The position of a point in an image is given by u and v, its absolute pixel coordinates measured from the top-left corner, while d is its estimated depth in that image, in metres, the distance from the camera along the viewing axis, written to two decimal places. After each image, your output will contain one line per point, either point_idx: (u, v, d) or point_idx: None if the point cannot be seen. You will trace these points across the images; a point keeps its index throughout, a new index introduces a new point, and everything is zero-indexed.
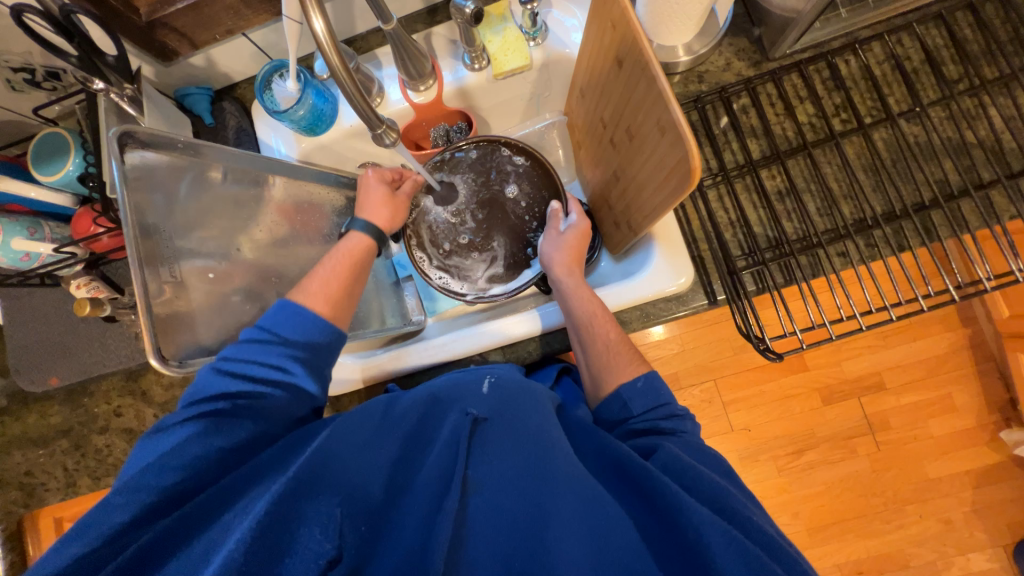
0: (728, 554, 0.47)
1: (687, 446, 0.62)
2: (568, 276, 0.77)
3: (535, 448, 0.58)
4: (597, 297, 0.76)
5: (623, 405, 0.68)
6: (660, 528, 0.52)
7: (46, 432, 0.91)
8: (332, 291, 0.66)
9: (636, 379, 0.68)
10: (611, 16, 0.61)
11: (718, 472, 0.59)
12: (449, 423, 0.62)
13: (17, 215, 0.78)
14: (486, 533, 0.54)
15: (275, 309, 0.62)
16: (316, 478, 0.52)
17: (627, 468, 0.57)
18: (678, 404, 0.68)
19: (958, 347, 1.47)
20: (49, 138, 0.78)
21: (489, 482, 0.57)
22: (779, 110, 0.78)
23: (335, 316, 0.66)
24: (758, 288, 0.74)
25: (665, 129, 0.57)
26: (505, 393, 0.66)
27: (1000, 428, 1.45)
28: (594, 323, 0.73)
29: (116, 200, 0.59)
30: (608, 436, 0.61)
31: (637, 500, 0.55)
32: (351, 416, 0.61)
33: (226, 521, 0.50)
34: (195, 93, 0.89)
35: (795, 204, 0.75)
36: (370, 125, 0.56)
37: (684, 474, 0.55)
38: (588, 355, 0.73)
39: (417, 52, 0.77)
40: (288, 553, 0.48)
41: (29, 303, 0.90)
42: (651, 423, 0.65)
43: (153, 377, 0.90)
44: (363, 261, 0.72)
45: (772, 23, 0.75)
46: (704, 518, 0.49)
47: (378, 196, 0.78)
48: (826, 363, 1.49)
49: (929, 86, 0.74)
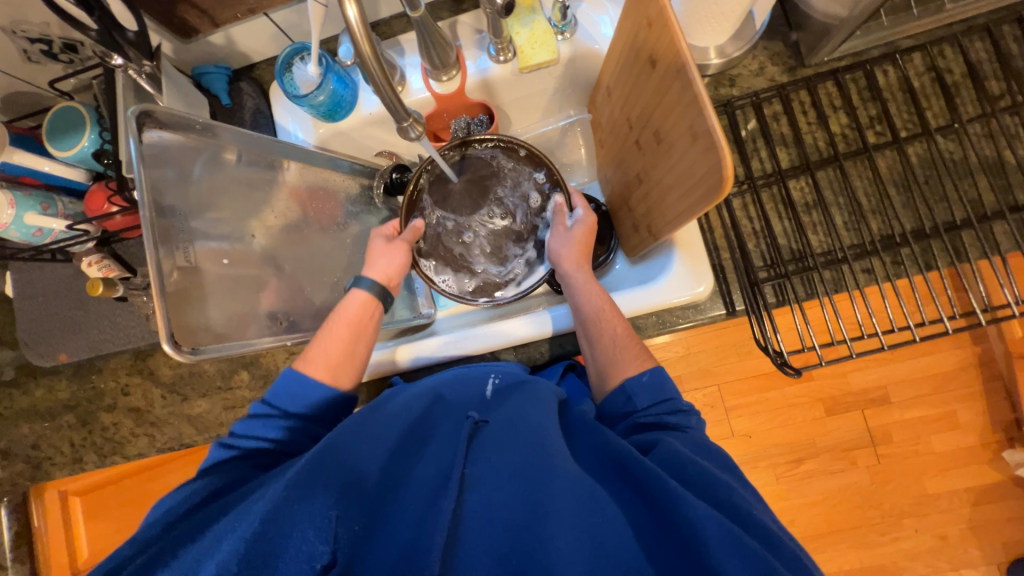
0: (729, 552, 0.45)
1: (690, 442, 0.61)
2: (577, 271, 0.76)
3: (533, 445, 0.57)
4: (606, 294, 0.75)
5: (628, 399, 0.67)
6: (656, 525, 0.50)
7: (53, 407, 0.92)
8: (332, 357, 0.69)
9: (642, 374, 0.67)
10: (647, 13, 0.59)
11: (722, 469, 0.58)
12: (450, 425, 0.64)
13: (31, 189, 0.78)
14: (481, 529, 0.52)
15: (279, 381, 0.66)
16: (315, 474, 0.52)
17: (626, 466, 0.54)
18: (683, 400, 0.67)
19: (966, 364, 1.45)
20: (64, 112, 0.77)
21: (486, 479, 0.56)
22: (811, 119, 0.75)
23: (335, 378, 0.68)
24: (778, 300, 0.73)
25: (698, 136, 0.56)
26: (502, 397, 0.69)
27: (1003, 448, 1.45)
28: (603, 320, 0.72)
29: (133, 178, 0.58)
30: (605, 430, 0.60)
31: (637, 499, 0.52)
32: (358, 415, 0.62)
33: (216, 532, 0.49)
34: (213, 72, 0.86)
35: (822, 216, 0.73)
36: (397, 117, 0.54)
37: (685, 469, 0.53)
38: (594, 350, 0.72)
39: (443, 41, 0.75)
40: (283, 555, 0.47)
41: (39, 277, 0.89)
42: (656, 418, 0.64)
43: (161, 357, 0.90)
44: (364, 319, 0.72)
45: (812, 28, 0.72)
46: (702, 512, 0.47)
47: (381, 249, 0.78)
48: (832, 374, 1.48)
49: (970, 101, 0.72)
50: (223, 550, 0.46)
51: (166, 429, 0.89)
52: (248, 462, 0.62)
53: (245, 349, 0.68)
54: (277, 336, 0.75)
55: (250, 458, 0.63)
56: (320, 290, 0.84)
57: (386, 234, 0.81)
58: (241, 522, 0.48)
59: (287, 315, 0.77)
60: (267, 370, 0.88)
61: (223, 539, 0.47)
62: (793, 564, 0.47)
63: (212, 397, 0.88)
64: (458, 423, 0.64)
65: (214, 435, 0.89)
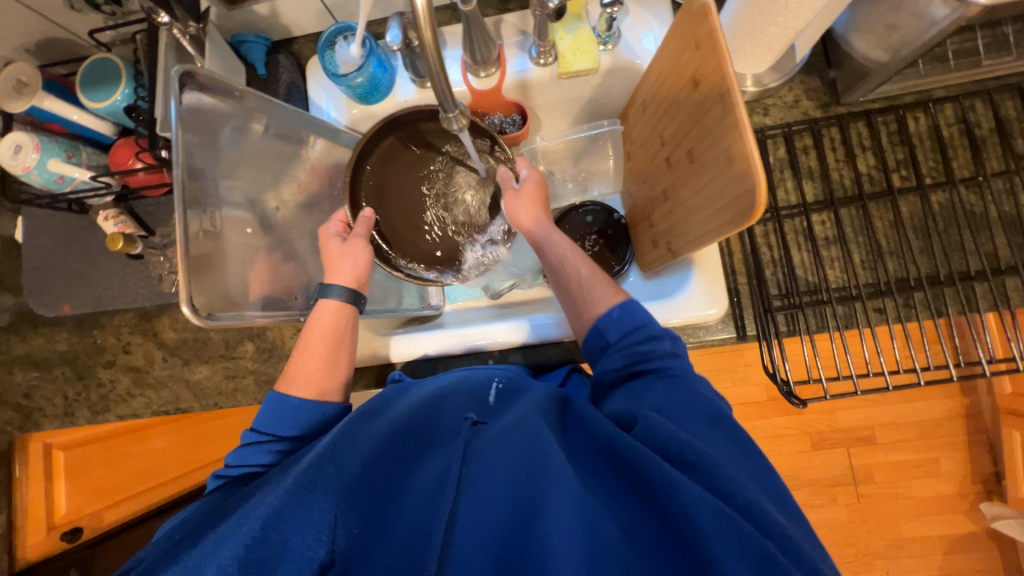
0: (721, 535, 0.44)
1: (676, 389, 0.58)
2: (538, 225, 0.75)
3: (526, 439, 0.56)
4: (567, 238, 0.75)
5: (601, 334, 0.65)
6: (652, 515, 0.49)
7: (49, 358, 0.91)
8: (313, 374, 0.67)
9: (612, 309, 0.66)
10: (696, 34, 0.60)
11: (718, 436, 0.53)
12: (448, 425, 0.64)
13: (56, 137, 0.78)
14: (474, 526, 0.50)
15: (265, 406, 0.65)
16: (314, 477, 0.51)
17: (617, 451, 0.52)
18: (657, 323, 0.64)
19: (953, 414, 1.47)
20: (100, 63, 0.76)
21: (481, 477, 0.54)
22: (840, 156, 0.77)
23: (321, 395, 0.67)
24: (788, 329, 0.75)
25: (733, 159, 0.56)
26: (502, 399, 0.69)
27: (980, 499, 1.47)
28: (568, 262, 0.72)
29: (170, 138, 0.58)
30: (593, 414, 0.59)
31: (635, 491, 0.51)
32: (355, 418, 0.61)
33: (220, 533, 0.49)
34: (252, 42, 0.86)
35: (840, 252, 0.74)
36: (445, 106, 0.54)
37: (671, 446, 0.51)
38: (568, 296, 0.71)
39: (486, 37, 0.75)
40: (282, 560, 0.47)
41: (51, 226, 0.88)
42: (631, 351, 0.63)
43: (167, 320, 0.89)
44: (335, 330, 0.70)
45: (850, 68, 0.74)
46: (694, 496, 0.46)
47: (339, 250, 0.74)
48: (822, 410, 1.49)
49: (995, 156, 0.73)
50: (224, 554, 0.46)
51: (163, 392, 0.88)
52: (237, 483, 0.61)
53: (240, 322, 0.62)
54: (291, 313, 0.72)
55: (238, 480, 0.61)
56: None
57: (338, 233, 0.77)
58: (243, 524, 0.49)
59: (302, 291, 0.77)
60: (273, 344, 0.87)
61: (227, 541, 0.47)
62: (793, 542, 0.45)
63: (213, 364, 0.88)
64: (454, 423, 0.64)
65: (211, 403, 0.88)
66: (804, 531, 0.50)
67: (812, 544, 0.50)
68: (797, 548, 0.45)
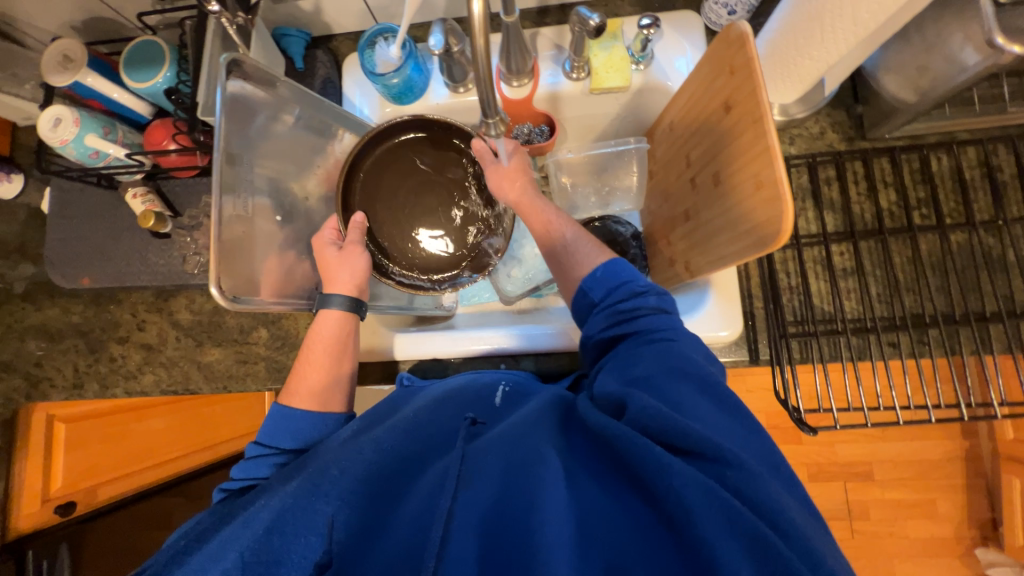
0: (715, 523, 0.42)
1: (671, 361, 0.55)
2: (523, 195, 0.75)
3: (517, 434, 0.55)
4: (553, 206, 0.74)
5: (585, 296, 0.63)
6: (648, 506, 0.46)
7: (64, 329, 0.91)
8: (314, 384, 0.68)
9: (595, 268, 0.64)
10: (732, 61, 0.61)
11: (712, 412, 0.51)
12: (449, 421, 0.63)
13: (95, 113, 0.79)
14: (464, 517, 0.47)
15: (268, 420, 0.65)
16: (317, 482, 0.54)
17: (606, 438, 0.50)
18: (643, 281, 0.61)
19: (953, 456, 1.46)
20: (146, 45, 0.78)
21: (472, 467, 0.52)
22: (861, 190, 0.78)
23: (323, 406, 0.67)
24: (801, 356, 0.75)
25: (761, 185, 0.57)
26: (508, 401, 0.68)
27: (975, 545, 1.46)
28: (553, 228, 0.72)
29: (213, 125, 0.59)
30: (583, 401, 0.56)
31: (627, 483, 0.48)
32: (359, 426, 0.63)
33: (226, 534, 0.51)
34: (293, 36, 0.88)
35: (857, 284, 0.75)
36: (487, 113, 0.55)
37: (658, 428, 0.48)
38: (557, 257, 0.70)
39: (523, 48, 0.77)
40: (285, 560, 0.48)
41: (79, 199, 0.89)
42: (614, 318, 0.60)
43: (184, 300, 0.90)
44: (332, 336, 0.69)
45: (879, 105, 0.75)
46: (683, 476, 0.44)
47: (336, 260, 0.71)
48: (822, 442, 1.48)
49: (1016, 201, 0.74)
50: (229, 556, 0.48)
51: (173, 372, 0.89)
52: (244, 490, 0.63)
53: (258, 307, 0.63)
54: (309, 297, 0.74)
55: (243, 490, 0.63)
56: None
57: (333, 241, 0.74)
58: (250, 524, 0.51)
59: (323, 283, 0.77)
60: (287, 332, 0.88)
61: (235, 542, 0.49)
62: (786, 512, 0.43)
63: (226, 348, 0.88)
64: (454, 421, 0.63)
65: (220, 386, 0.88)
66: (800, 494, 0.49)
67: (808, 507, 0.49)
68: (788, 516, 0.43)
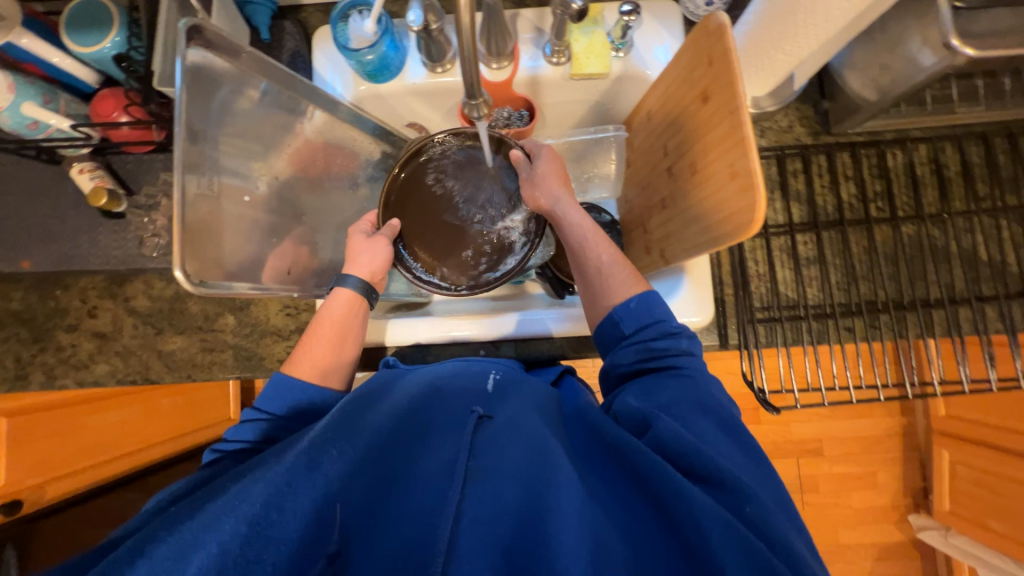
0: (730, 548, 0.45)
1: (690, 391, 0.59)
2: (556, 202, 0.73)
3: (534, 443, 0.57)
4: (587, 216, 0.73)
5: (615, 325, 0.66)
6: (659, 523, 0.50)
7: (2, 316, 0.84)
8: (319, 358, 0.68)
9: (630, 299, 0.66)
10: (710, 51, 0.63)
11: (730, 447, 0.55)
12: (451, 413, 0.64)
13: (32, 78, 0.72)
14: (483, 526, 0.50)
15: (268, 387, 0.64)
16: (315, 458, 0.52)
17: (625, 454, 0.54)
18: (673, 322, 0.65)
19: (892, 432, 1.59)
20: (92, 5, 0.71)
21: (488, 473, 0.55)
22: (825, 182, 0.82)
23: (325, 380, 0.67)
24: (767, 340, 0.79)
25: (736, 175, 0.59)
26: (502, 389, 0.70)
27: (908, 511, 1.61)
28: (589, 246, 0.71)
29: (174, 100, 0.55)
30: (603, 418, 0.59)
31: (644, 501, 0.52)
32: (353, 405, 0.61)
33: (218, 505, 0.48)
34: (257, 3, 0.82)
35: (818, 271, 0.79)
36: (470, 93, 0.54)
37: (679, 453, 0.52)
38: (586, 277, 0.71)
39: (504, 29, 0.76)
40: (283, 538, 0.47)
41: (15, 175, 0.81)
42: (644, 345, 0.64)
43: (140, 285, 0.84)
44: (346, 321, 0.70)
45: (842, 101, 0.78)
46: (705, 507, 0.47)
47: (363, 245, 0.74)
48: (777, 422, 1.58)
49: (959, 196, 0.80)
50: (223, 530, 0.46)
51: (131, 362, 0.84)
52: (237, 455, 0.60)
53: (226, 292, 0.59)
54: (286, 286, 0.72)
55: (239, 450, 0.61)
56: (331, 248, 0.82)
57: (366, 231, 0.78)
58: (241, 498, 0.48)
59: (296, 267, 0.74)
60: (256, 319, 0.84)
61: (228, 515, 0.47)
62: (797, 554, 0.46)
63: (189, 336, 0.84)
64: (457, 414, 0.63)
65: (184, 376, 0.84)
66: (809, 543, 0.52)
67: (809, 544, 0.52)
68: (801, 557, 0.46)
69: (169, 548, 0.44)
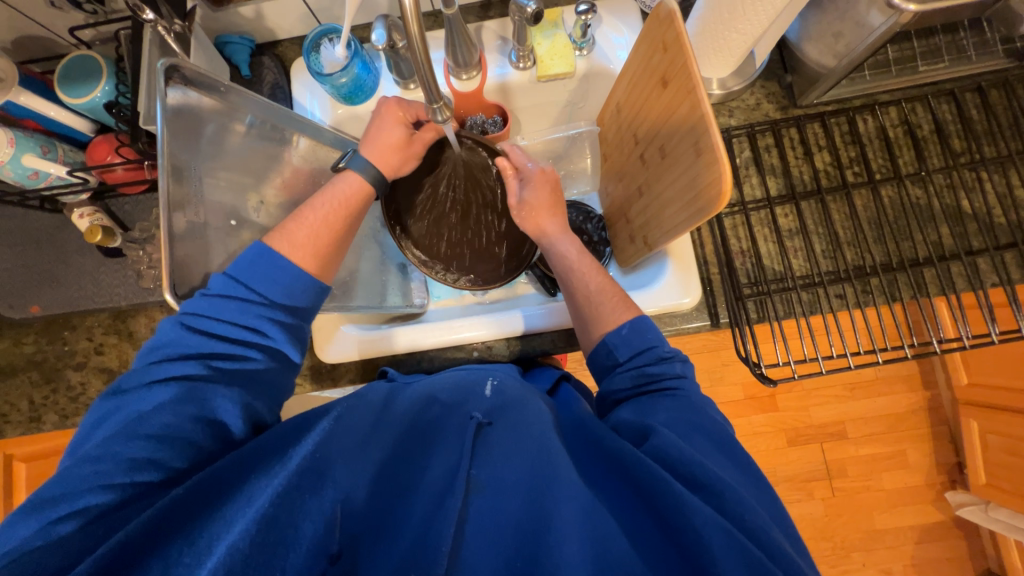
0: (729, 556, 0.45)
1: (686, 406, 0.59)
2: (544, 236, 0.77)
3: (538, 455, 0.55)
4: (576, 246, 0.76)
5: (609, 352, 0.65)
6: (660, 532, 0.50)
7: (15, 362, 0.87)
8: (319, 243, 0.64)
9: (621, 325, 0.66)
10: (663, 37, 0.64)
11: (723, 461, 0.55)
12: (455, 423, 0.60)
13: (32, 132, 0.76)
14: (487, 534, 0.51)
15: (251, 258, 0.59)
16: (324, 468, 0.51)
17: (626, 465, 0.53)
18: (668, 347, 0.65)
19: (916, 407, 1.54)
20: (81, 59, 0.76)
21: (493, 485, 0.55)
22: (799, 154, 0.83)
23: (321, 271, 0.63)
24: (758, 316, 0.79)
25: (701, 151, 0.60)
26: (506, 399, 0.63)
27: (945, 489, 1.54)
28: (576, 274, 0.73)
29: (155, 143, 0.57)
30: (607, 432, 0.57)
31: (640, 506, 0.52)
32: (350, 411, 0.57)
33: (224, 514, 0.47)
34: (237, 43, 0.88)
35: (802, 243, 0.80)
36: (430, 97, 0.56)
37: (679, 465, 0.51)
38: (575, 305, 0.73)
39: (468, 41, 0.78)
40: (292, 546, 0.47)
41: (20, 226, 0.85)
42: (642, 372, 0.63)
43: (144, 320, 0.87)
44: (354, 206, 0.69)
45: (805, 73, 0.80)
46: (706, 518, 0.47)
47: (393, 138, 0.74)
48: (795, 407, 1.54)
49: (936, 154, 0.80)
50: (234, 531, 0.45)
51: None
52: (216, 362, 0.56)
53: None
54: None
55: (219, 355, 0.56)
56: None
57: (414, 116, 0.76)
58: (248, 505, 0.47)
59: None
60: None
61: (237, 519, 0.46)
62: (792, 563, 0.47)
63: None
64: (458, 424, 0.60)
65: None
66: (805, 558, 0.51)
67: (805, 556, 0.51)
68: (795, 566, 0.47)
69: (184, 552, 0.44)
